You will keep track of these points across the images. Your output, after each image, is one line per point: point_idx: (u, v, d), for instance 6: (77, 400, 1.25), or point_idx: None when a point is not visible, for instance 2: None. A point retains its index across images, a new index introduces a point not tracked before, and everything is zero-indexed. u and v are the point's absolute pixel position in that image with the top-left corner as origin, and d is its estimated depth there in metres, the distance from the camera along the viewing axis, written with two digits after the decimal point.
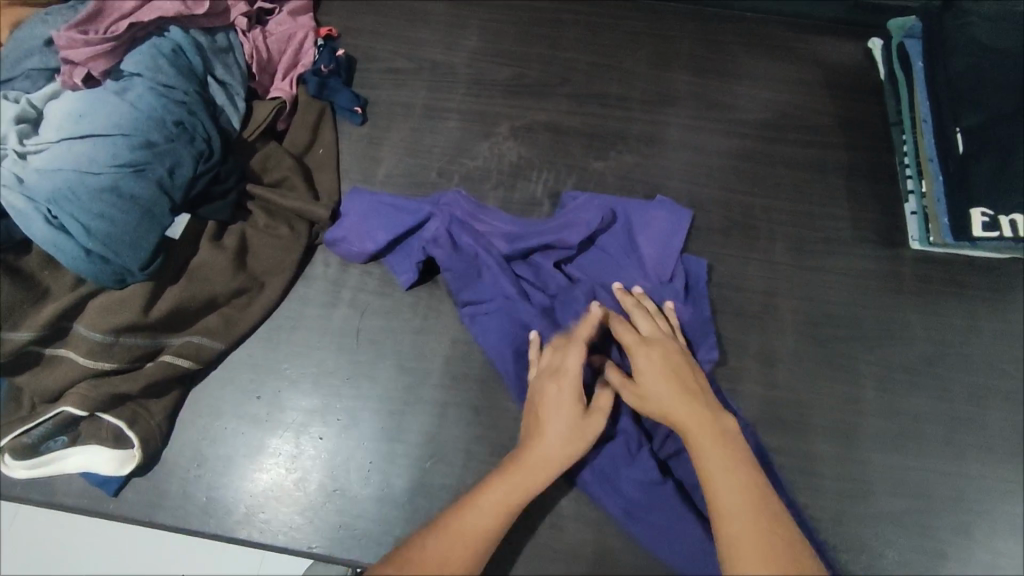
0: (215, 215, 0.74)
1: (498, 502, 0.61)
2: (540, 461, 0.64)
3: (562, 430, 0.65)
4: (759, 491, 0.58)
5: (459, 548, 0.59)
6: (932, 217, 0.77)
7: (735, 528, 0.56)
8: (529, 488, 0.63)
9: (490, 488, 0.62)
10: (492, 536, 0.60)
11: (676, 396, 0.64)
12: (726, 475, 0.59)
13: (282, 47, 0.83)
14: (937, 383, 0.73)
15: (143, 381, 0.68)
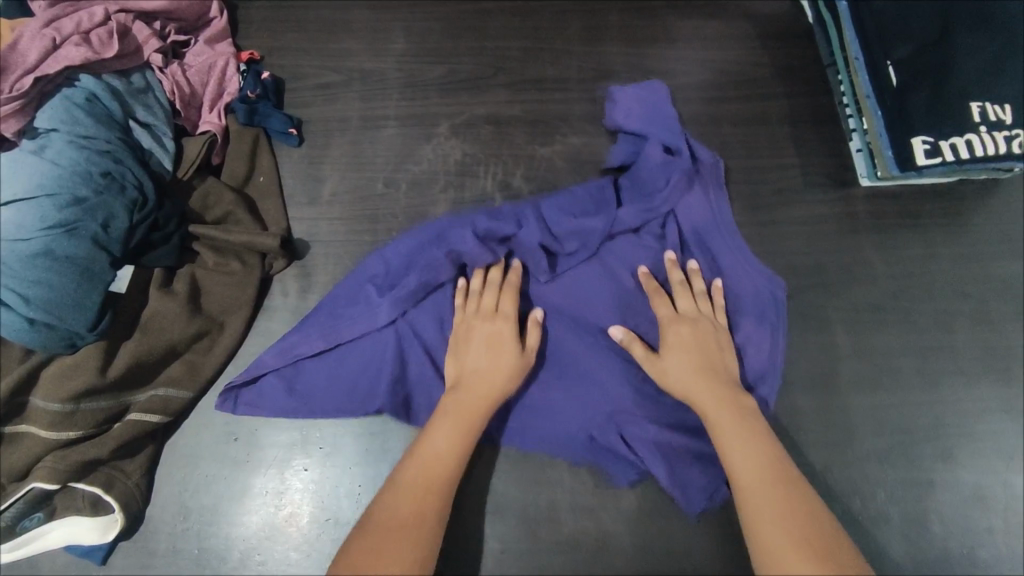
0: (160, 262, 0.72)
1: (447, 447, 0.64)
2: (466, 399, 0.67)
3: (478, 367, 0.69)
4: (777, 463, 0.61)
5: (415, 498, 0.61)
6: (877, 151, 0.81)
7: (754, 490, 0.59)
8: (470, 429, 0.66)
9: (431, 435, 0.65)
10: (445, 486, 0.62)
11: (690, 373, 0.68)
12: (743, 449, 0.62)
13: (204, 79, 0.85)
14: (902, 315, 0.78)
15: (112, 443, 0.67)
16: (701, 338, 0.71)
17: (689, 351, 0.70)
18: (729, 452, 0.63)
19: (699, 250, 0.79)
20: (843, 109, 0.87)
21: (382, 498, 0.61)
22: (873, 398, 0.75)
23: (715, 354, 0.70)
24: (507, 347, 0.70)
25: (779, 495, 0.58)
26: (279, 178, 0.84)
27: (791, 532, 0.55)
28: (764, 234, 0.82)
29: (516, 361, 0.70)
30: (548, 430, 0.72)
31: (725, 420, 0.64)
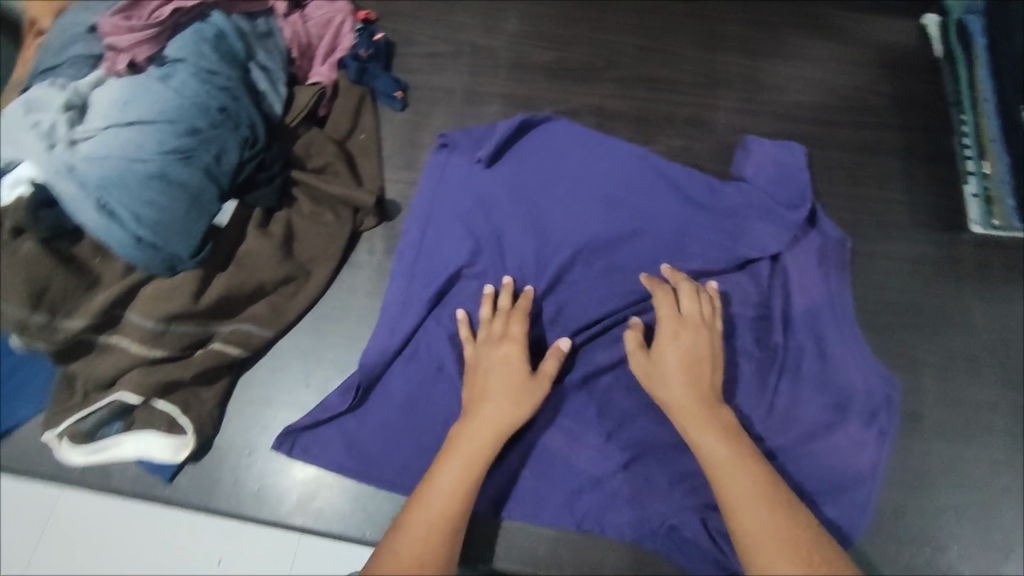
0: (260, 202, 0.74)
1: (455, 483, 0.60)
2: (478, 432, 0.64)
3: (500, 395, 0.66)
4: (762, 479, 0.61)
5: (427, 535, 0.57)
6: (995, 200, 0.80)
7: (749, 505, 0.58)
8: (484, 460, 0.63)
9: (439, 473, 0.61)
10: (459, 515, 0.59)
11: (679, 375, 0.67)
12: (734, 466, 0.61)
13: (321, 32, 0.87)
14: (998, 370, 0.75)
15: (195, 368, 0.69)
16: (694, 346, 0.69)
17: (681, 361, 0.68)
18: (721, 467, 0.61)
19: (810, 329, 0.76)
20: (961, 151, 0.85)
21: (384, 544, 0.57)
22: (957, 453, 0.71)
23: (705, 365, 0.68)
24: (519, 374, 0.67)
25: (777, 519, 0.57)
26: (378, 139, 0.85)
27: (784, 552, 0.55)
28: (862, 268, 0.80)
29: (535, 393, 0.67)
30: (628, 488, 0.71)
31: (713, 439, 0.63)
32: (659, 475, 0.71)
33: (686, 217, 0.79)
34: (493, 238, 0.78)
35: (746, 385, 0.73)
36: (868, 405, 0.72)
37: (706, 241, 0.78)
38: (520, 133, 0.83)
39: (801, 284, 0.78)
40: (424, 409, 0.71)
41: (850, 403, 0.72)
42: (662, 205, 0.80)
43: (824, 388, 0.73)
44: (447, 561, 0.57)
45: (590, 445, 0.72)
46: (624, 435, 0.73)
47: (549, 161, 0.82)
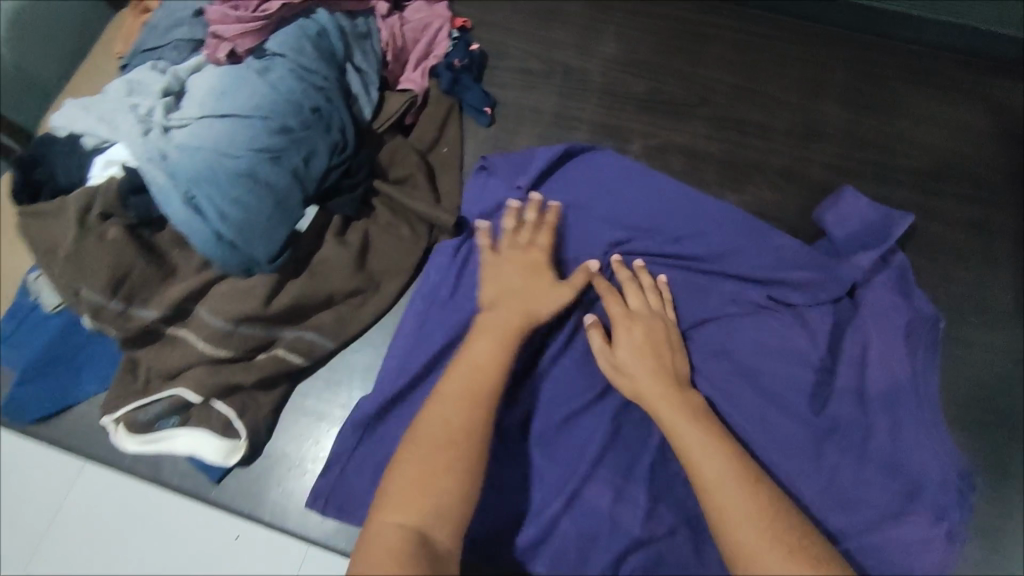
0: (341, 210, 0.72)
1: (483, 360, 0.62)
2: (500, 320, 0.66)
3: (522, 285, 0.68)
4: (735, 457, 0.58)
5: (450, 422, 0.58)
6: None
7: (727, 486, 0.56)
8: (512, 334, 0.64)
9: (471, 349, 0.64)
10: (491, 393, 0.61)
11: (646, 363, 0.66)
12: (710, 447, 0.58)
13: (416, 37, 0.85)
14: None
15: (256, 373, 0.68)
16: (652, 333, 0.68)
17: (641, 352, 0.66)
18: (695, 452, 0.59)
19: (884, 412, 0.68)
20: None
21: (419, 421, 0.59)
22: None
23: (659, 352, 0.67)
24: (543, 273, 0.70)
25: (752, 497, 0.55)
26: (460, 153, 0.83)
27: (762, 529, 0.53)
28: (948, 349, 0.74)
29: (552, 296, 0.68)
30: None
31: (684, 420, 0.61)
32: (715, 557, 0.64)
33: (743, 271, 0.75)
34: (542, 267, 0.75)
35: (823, 469, 0.66)
36: (947, 501, 0.65)
37: (763, 299, 0.74)
38: (560, 160, 0.80)
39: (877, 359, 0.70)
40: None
41: (915, 496, 0.65)
42: (718, 256, 0.75)
43: (893, 474, 0.66)
44: (481, 446, 0.58)
45: (636, 498, 0.66)
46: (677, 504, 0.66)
47: (609, 194, 0.79)
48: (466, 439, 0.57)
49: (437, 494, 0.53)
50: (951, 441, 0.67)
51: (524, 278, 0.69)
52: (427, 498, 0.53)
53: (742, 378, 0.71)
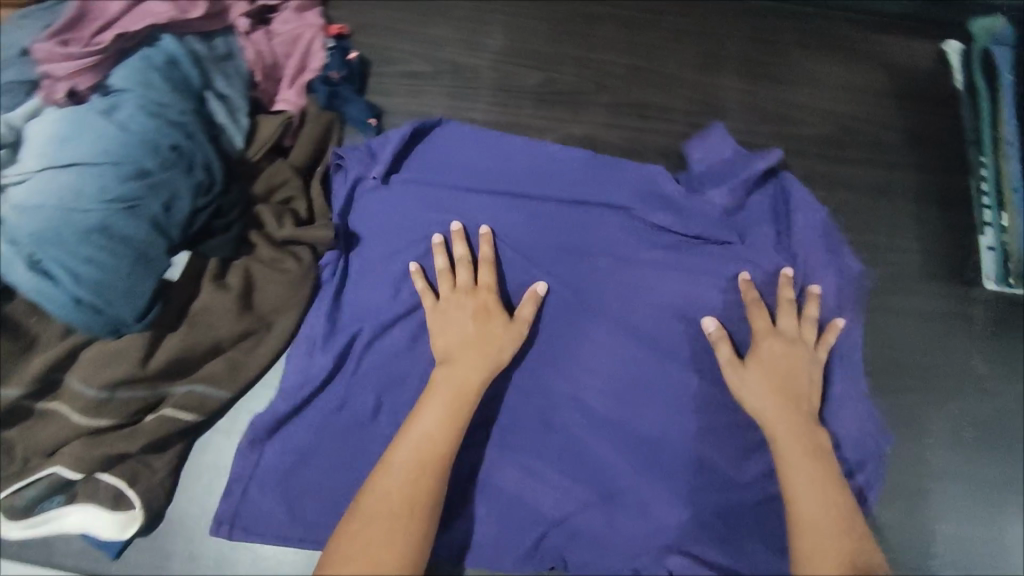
0: (216, 252, 0.67)
1: (440, 414, 0.62)
2: (463, 372, 0.65)
3: (466, 323, 0.67)
4: (836, 503, 0.60)
5: (407, 482, 0.59)
6: (1012, 255, 0.73)
7: (812, 530, 0.59)
8: (477, 388, 0.65)
9: (420, 412, 0.63)
10: (448, 455, 0.61)
11: (778, 403, 0.65)
12: (807, 487, 0.61)
13: (288, 51, 0.80)
14: (1005, 444, 0.71)
15: (143, 439, 0.64)
16: (781, 368, 0.66)
17: (771, 378, 0.66)
18: (800, 494, 0.61)
19: None
20: (978, 197, 0.78)
21: (373, 480, 0.59)
22: (951, 525, 0.68)
23: (798, 394, 0.66)
24: (493, 315, 0.68)
25: (835, 541, 0.58)
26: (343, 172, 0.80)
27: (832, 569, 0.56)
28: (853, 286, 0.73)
29: (491, 333, 0.67)
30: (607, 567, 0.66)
31: (813, 470, 0.62)
32: (625, 521, 0.67)
33: (626, 234, 0.74)
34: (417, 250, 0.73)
35: (726, 430, 0.69)
36: (858, 454, 0.68)
37: (655, 260, 0.73)
38: (411, 143, 0.77)
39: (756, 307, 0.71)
40: (364, 444, 0.68)
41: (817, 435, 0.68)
42: (596, 220, 0.74)
43: None
44: (435, 505, 0.59)
45: (550, 478, 0.68)
46: (588, 478, 0.68)
47: (475, 171, 0.77)
48: (419, 502, 0.58)
49: (400, 549, 0.56)
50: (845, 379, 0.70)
51: (475, 320, 0.67)
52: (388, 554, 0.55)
53: (635, 342, 0.71)
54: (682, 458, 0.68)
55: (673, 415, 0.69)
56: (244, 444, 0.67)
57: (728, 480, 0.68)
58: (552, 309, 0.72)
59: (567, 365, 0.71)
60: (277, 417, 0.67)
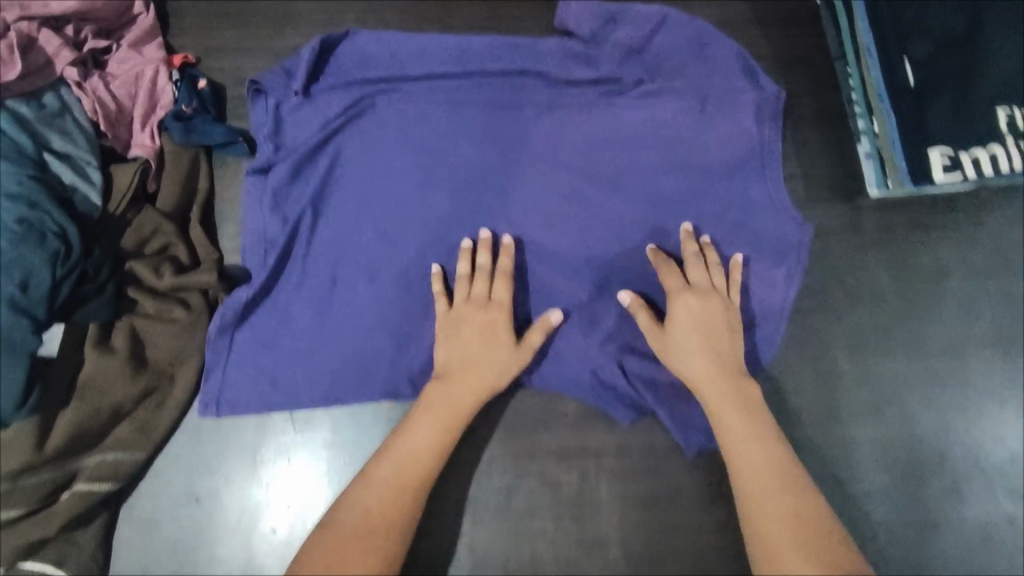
0: (93, 317, 0.65)
1: (425, 440, 0.65)
2: (443, 396, 0.67)
3: (456, 344, 0.70)
4: (772, 454, 0.62)
5: (378, 490, 0.62)
6: (887, 161, 0.72)
7: (758, 480, 0.61)
8: (458, 417, 0.66)
9: (414, 428, 0.65)
10: (429, 479, 0.64)
11: (720, 390, 0.65)
12: (751, 444, 0.62)
13: (132, 91, 0.75)
14: (910, 343, 0.71)
15: (59, 519, 0.62)
16: (723, 327, 0.68)
17: (696, 335, 0.67)
18: (741, 454, 0.62)
19: (688, 173, 0.77)
20: (850, 106, 0.76)
21: (349, 490, 0.63)
22: (873, 428, 0.69)
23: (731, 340, 0.68)
24: (499, 338, 0.69)
25: (786, 497, 0.59)
26: (220, 204, 0.77)
27: (787, 529, 0.57)
28: (755, 110, 0.77)
29: (498, 335, 0.70)
30: (551, 541, 0.67)
31: (732, 419, 0.64)
32: (578, 341, 0.72)
33: (544, 89, 0.80)
34: (340, 135, 0.79)
35: (656, 241, 0.76)
36: (774, 245, 0.74)
37: (578, 101, 0.80)
38: (324, 57, 0.80)
39: (668, 130, 0.78)
40: (326, 319, 0.73)
41: (723, 212, 0.76)
42: (520, 84, 0.80)
43: (717, 224, 0.76)
44: (411, 523, 0.61)
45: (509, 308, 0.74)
46: (532, 301, 0.75)
47: (388, 59, 0.81)
48: (393, 517, 0.61)
49: (361, 565, 0.58)
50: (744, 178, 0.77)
51: (481, 339, 0.69)
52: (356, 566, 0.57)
53: (571, 175, 0.78)
54: (608, 273, 0.76)
55: (605, 231, 0.77)
56: (211, 336, 0.70)
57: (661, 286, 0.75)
58: (482, 166, 0.79)
59: (509, 200, 0.78)
60: (238, 310, 0.71)
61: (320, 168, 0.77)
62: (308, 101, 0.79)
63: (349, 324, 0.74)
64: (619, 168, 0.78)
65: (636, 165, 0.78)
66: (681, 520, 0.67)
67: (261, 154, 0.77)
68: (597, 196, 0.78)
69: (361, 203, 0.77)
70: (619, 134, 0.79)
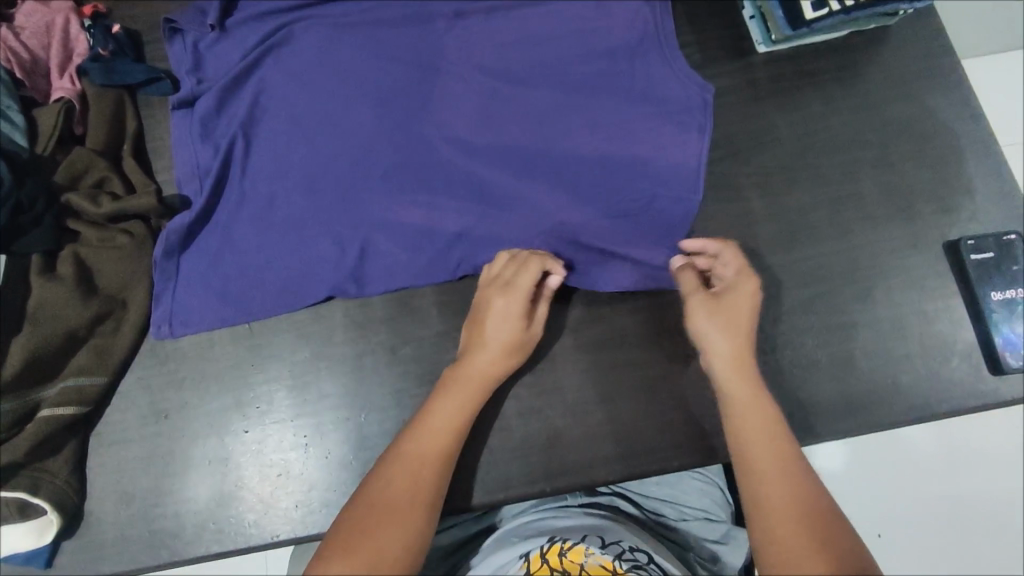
0: (35, 246, 0.67)
1: (445, 419, 0.63)
2: (474, 371, 0.66)
3: (492, 336, 0.67)
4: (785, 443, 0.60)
5: (407, 469, 0.60)
6: (768, 16, 0.80)
7: (750, 441, 0.61)
8: (471, 399, 0.65)
9: (433, 407, 0.64)
10: (448, 454, 0.62)
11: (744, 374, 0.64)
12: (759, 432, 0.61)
13: (44, 41, 0.76)
14: (812, 174, 0.78)
15: (27, 445, 0.62)
16: (742, 320, 0.66)
17: (736, 313, 0.66)
18: (748, 431, 0.61)
19: (601, 57, 0.80)
20: None
21: (376, 470, 0.60)
22: (789, 253, 0.75)
23: (749, 335, 0.66)
24: (518, 328, 0.68)
25: (789, 476, 0.58)
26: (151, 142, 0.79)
27: (787, 518, 0.55)
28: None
29: (523, 341, 0.68)
30: (513, 396, 0.71)
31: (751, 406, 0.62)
32: (519, 219, 0.74)
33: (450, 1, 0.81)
34: (255, 61, 0.79)
35: (582, 120, 0.78)
36: (683, 107, 0.78)
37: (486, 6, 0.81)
38: None
39: (575, 20, 0.81)
40: (268, 236, 0.73)
41: (638, 86, 0.79)
42: None
43: (635, 99, 0.78)
44: (434, 502, 0.59)
45: (446, 202, 0.74)
46: (472, 192, 0.75)
47: None
48: (420, 498, 0.59)
49: (389, 545, 0.55)
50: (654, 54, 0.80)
51: (478, 330, 0.68)
52: (387, 541, 0.56)
53: (490, 74, 0.79)
54: (539, 155, 0.76)
55: (534, 120, 0.78)
56: (158, 259, 0.71)
57: (592, 159, 0.76)
58: (401, 76, 0.79)
59: (432, 104, 0.78)
60: (181, 232, 0.72)
61: (244, 95, 0.78)
62: (224, 35, 0.80)
63: (287, 235, 0.73)
64: (535, 62, 0.80)
65: (551, 57, 0.80)
66: (631, 358, 0.72)
67: (184, 88, 0.78)
68: (519, 89, 0.79)
69: (286, 123, 0.77)
70: (532, 29, 0.81)
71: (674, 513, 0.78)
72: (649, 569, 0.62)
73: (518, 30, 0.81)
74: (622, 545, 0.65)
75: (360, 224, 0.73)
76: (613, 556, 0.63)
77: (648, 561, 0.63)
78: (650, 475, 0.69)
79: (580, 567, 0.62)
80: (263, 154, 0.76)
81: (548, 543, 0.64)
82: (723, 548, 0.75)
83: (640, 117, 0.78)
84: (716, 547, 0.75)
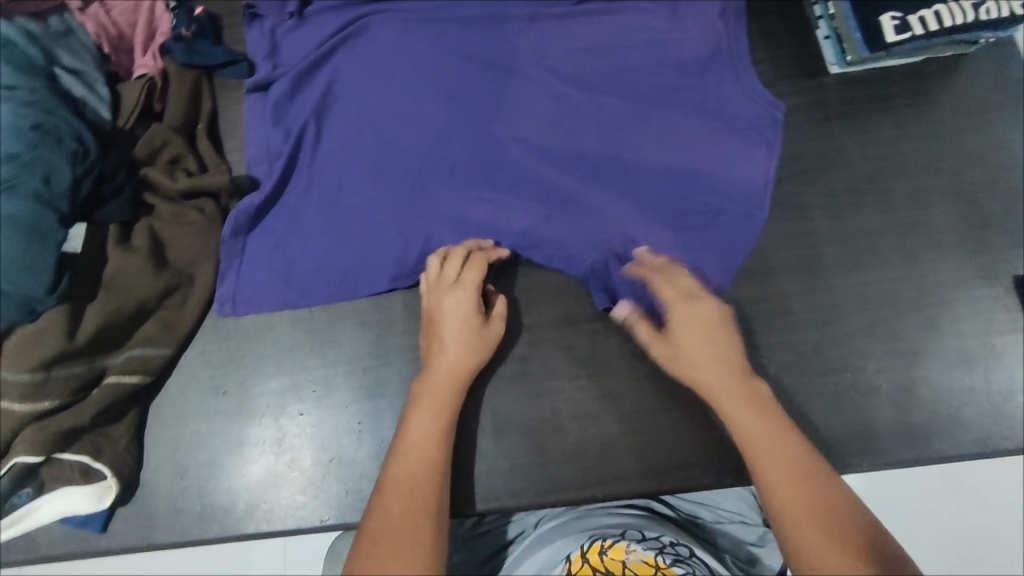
0: (114, 216, 0.68)
1: (422, 432, 0.62)
2: (434, 377, 0.66)
3: (453, 338, 0.67)
4: (789, 441, 0.59)
5: (400, 488, 0.58)
6: (845, 36, 0.79)
7: (755, 441, 0.59)
8: (443, 405, 0.64)
9: (408, 425, 0.63)
10: (434, 466, 0.60)
11: (729, 387, 0.63)
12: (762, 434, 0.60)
13: (132, 19, 0.78)
14: (880, 197, 0.77)
15: (94, 409, 0.64)
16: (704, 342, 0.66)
17: (701, 335, 0.66)
18: (752, 437, 0.60)
19: (673, 68, 0.80)
20: None
21: (375, 497, 0.58)
22: (854, 276, 0.74)
23: (727, 355, 0.65)
24: (471, 323, 0.68)
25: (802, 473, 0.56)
26: (223, 124, 0.81)
27: (807, 513, 0.54)
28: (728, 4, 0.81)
29: (483, 337, 0.68)
30: (567, 400, 0.71)
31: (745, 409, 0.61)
32: (581, 225, 0.74)
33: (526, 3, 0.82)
34: (330, 52, 0.80)
35: (648, 131, 0.78)
36: (754, 124, 0.78)
37: (561, 10, 0.82)
38: None
39: (651, 33, 0.81)
40: (332, 223, 0.74)
41: (710, 100, 0.79)
42: None
43: (704, 113, 0.78)
44: (437, 513, 0.57)
45: (511, 202, 0.75)
46: (536, 195, 0.75)
47: None
48: (419, 513, 0.56)
49: (403, 564, 0.52)
50: (727, 66, 0.80)
51: (434, 338, 0.68)
52: (401, 558, 0.52)
53: (559, 78, 0.80)
54: (604, 163, 0.77)
55: (601, 127, 0.78)
56: (226, 236, 0.72)
57: (657, 169, 0.76)
58: (471, 75, 0.79)
59: (502, 104, 0.78)
60: (250, 212, 0.73)
61: (317, 84, 0.79)
62: (302, 23, 0.82)
63: (353, 222, 0.74)
64: (606, 72, 0.80)
65: (623, 69, 0.80)
66: None
67: (260, 72, 0.79)
68: (588, 94, 0.79)
69: (356, 114, 0.78)
70: (606, 40, 0.81)
71: (709, 515, 0.77)
72: (692, 561, 0.63)
73: (592, 35, 0.82)
74: (662, 540, 0.65)
75: (424, 216, 0.74)
76: (654, 552, 0.63)
77: (690, 554, 0.64)
78: (700, 490, 0.69)
79: (623, 564, 0.62)
80: (331, 142, 0.77)
81: (588, 543, 0.65)
82: (762, 550, 0.74)
83: (708, 131, 0.77)
84: (755, 550, 0.74)
